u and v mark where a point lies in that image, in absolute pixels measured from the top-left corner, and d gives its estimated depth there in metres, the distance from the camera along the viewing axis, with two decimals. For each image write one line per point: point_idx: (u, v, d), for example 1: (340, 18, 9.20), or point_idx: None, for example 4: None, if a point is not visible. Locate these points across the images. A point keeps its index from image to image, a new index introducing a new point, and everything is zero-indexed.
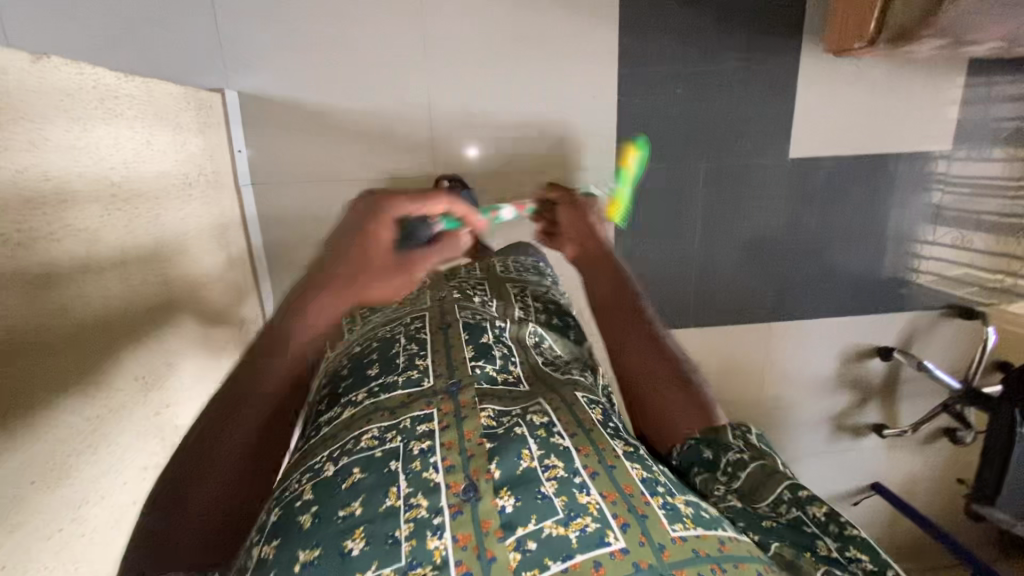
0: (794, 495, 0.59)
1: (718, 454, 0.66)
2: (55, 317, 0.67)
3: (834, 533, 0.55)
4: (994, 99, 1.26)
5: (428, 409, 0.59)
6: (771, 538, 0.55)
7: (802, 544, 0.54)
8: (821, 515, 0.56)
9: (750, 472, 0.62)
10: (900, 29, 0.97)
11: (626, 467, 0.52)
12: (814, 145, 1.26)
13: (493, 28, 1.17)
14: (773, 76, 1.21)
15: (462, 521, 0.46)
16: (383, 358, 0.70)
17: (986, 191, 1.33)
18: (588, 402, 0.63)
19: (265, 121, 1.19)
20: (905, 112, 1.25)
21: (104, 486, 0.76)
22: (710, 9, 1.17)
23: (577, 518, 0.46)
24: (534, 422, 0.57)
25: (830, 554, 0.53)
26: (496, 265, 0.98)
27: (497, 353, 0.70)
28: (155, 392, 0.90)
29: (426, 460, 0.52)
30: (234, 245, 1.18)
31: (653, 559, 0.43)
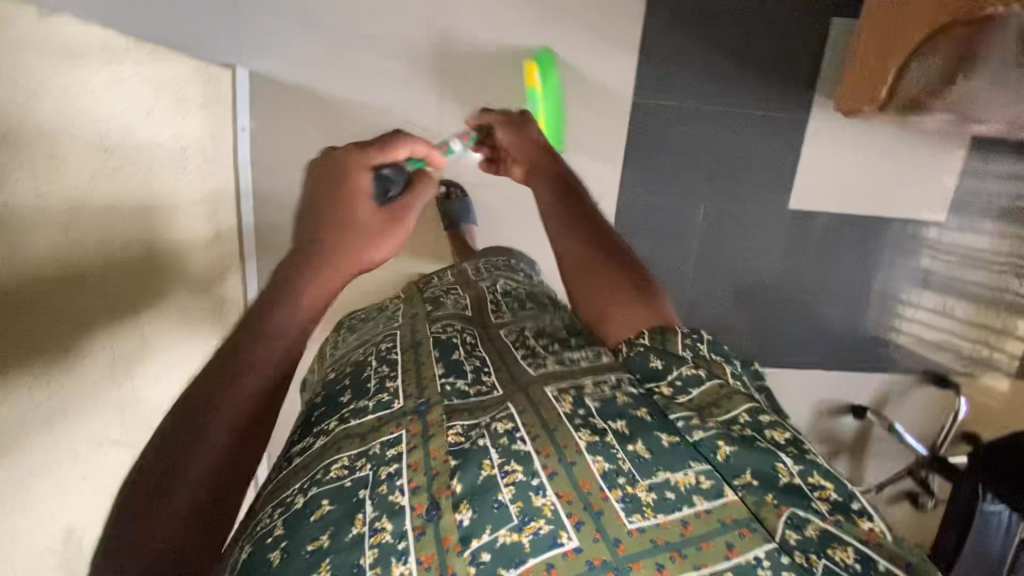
0: (756, 419, 0.52)
1: (667, 363, 0.59)
2: (25, 277, 0.64)
3: (794, 455, 0.49)
4: (991, 176, 1.29)
5: (397, 431, 0.54)
6: (731, 474, 0.48)
7: (768, 479, 0.47)
8: (781, 439, 0.50)
9: (703, 386, 0.56)
10: (910, 99, 1.00)
11: (587, 462, 0.48)
12: (814, 197, 1.27)
13: (513, 42, 1.17)
14: (782, 126, 1.22)
15: (424, 543, 0.44)
16: (354, 383, 0.65)
17: (973, 263, 1.35)
18: (558, 393, 0.57)
19: (271, 102, 1.17)
20: (906, 178, 1.27)
21: (54, 457, 0.73)
22: (729, 53, 1.18)
23: (531, 522, 0.44)
24: (497, 430, 0.52)
25: (793, 481, 0.47)
26: (467, 271, 0.97)
27: (468, 367, 0.64)
28: (129, 364, 0.87)
29: (391, 484, 0.49)
30: (223, 221, 1.16)
31: (609, 555, 0.43)
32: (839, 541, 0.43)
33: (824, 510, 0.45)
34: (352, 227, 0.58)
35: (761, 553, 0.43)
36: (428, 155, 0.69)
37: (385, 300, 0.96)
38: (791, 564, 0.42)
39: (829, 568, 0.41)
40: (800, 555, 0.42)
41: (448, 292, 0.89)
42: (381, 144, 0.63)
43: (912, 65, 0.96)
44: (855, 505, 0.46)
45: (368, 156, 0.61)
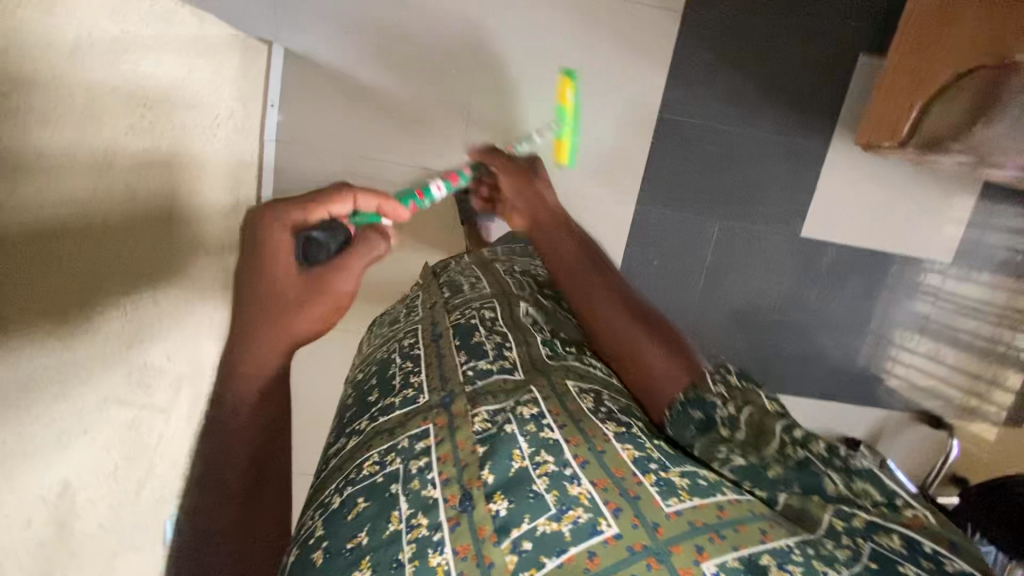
0: (792, 436, 0.61)
1: (706, 410, 0.65)
2: (63, 215, 0.64)
3: (835, 469, 0.56)
4: (999, 224, 1.31)
5: (424, 426, 0.58)
6: (775, 487, 0.55)
7: (810, 486, 0.54)
8: (824, 451, 0.59)
9: (742, 421, 0.63)
10: (930, 137, 1.02)
11: (617, 450, 0.55)
12: (825, 229, 1.29)
13: (547, 48, 1.19)
14: (800, 155, 1.24)
15: (460, 534, 0.47)
16: (380, 381, 0.68)
17: (969, 311, 1.37)
18: (579, 391, 0.64)
19: (303, 82, 1.18)
20: (915, 218, 1.29)
21: (62, 406, 0.71)
22: (755, 79, 1.20)
23: (569, 511, 0.48)
24: (523, 416, 0.58)
25: (838, 492, 0.53)
26: (486, 254, 1.02)
27: (489, 346, 0.71)
28: (136, 319, 0.86)
29: (422, 478, 0.52)
30: (244, 194, 1.16)
31: (649, 539, 0.46)
32: (884, 529, 0.49)
33: (868, 504, 0.52)
34: (277, 295, 0.60)
35: (790, 540, 0.47)
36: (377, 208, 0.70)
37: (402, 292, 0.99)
38: (817, 555, 0.46)
39: (875, 549, 0.47)
40: (847, 539, 0.48)
41: (465, 272, 0.95)
42: (301, 202, 0.62)
43: (930, 108, 1.00)
44: (901, 500, 0.52)
45: (285, 216, 0.61)
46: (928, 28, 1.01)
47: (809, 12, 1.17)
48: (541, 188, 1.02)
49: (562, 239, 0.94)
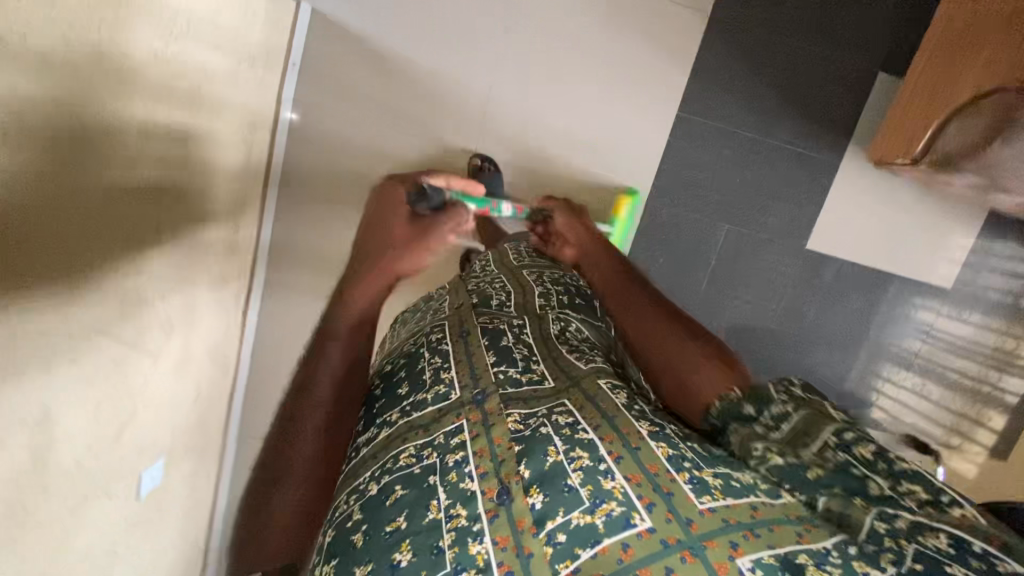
0: (841, 438, 0.48)
1: (759, 406, 0.53)
2: (58, 123, 0.63)
3: (883, 470, 0.45)
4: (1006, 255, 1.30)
5: (457, 422, 0.57)
6: (815, 489, 0.46)
7: (852, 489, 0.45)
8: (869, 454, 0.46)
9: (793, 419, 0.51)
10: (943, 157, 1.04)
11: (652, 447, 0.51)
12: (830, 244, 1.30)
13: (574, 34, 1.19)
14: (812, 167, 1.25)
15: (499, 525, 0.46)
16: (410, 374, 0.67)
17: (957, 349, 1.35)
18: (613, 387, 0.62)
19: (327, 44, 1.18)
20: (919, 243, 1.30)
21: (51, 326, 0.68)
22: (775, 87, 1.22)
23: (603, 504, 0.46)
24: (559, 421, 0.55)
25: (883, 494, 0.44)
26: (509, 257, 1.05)
27: (518, 355, 0.68)
28: (133, 256, 0.83)
29: (459, 471, 0.51)
30: (256, 149, 1.15)
31: (683, 535, 0.43)
32: (931, 529, 0.41)
33: (913, 507, 0.43)
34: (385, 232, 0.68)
35: (829, 544, 0.42)
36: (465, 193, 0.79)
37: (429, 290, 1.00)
38: (860, 553, 0.41)
39: (921, 553, 0.40)
40: (889, 541, 0.41)
41: (492, 281, 0.94)
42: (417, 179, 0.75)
43: (948, 128, 1.01)
44: (947, 499, 0.43)
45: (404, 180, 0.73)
46: (949, 50, 1.04)
47: (832, 26, 1.19)
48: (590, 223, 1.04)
49: (605, 260, 0.93)
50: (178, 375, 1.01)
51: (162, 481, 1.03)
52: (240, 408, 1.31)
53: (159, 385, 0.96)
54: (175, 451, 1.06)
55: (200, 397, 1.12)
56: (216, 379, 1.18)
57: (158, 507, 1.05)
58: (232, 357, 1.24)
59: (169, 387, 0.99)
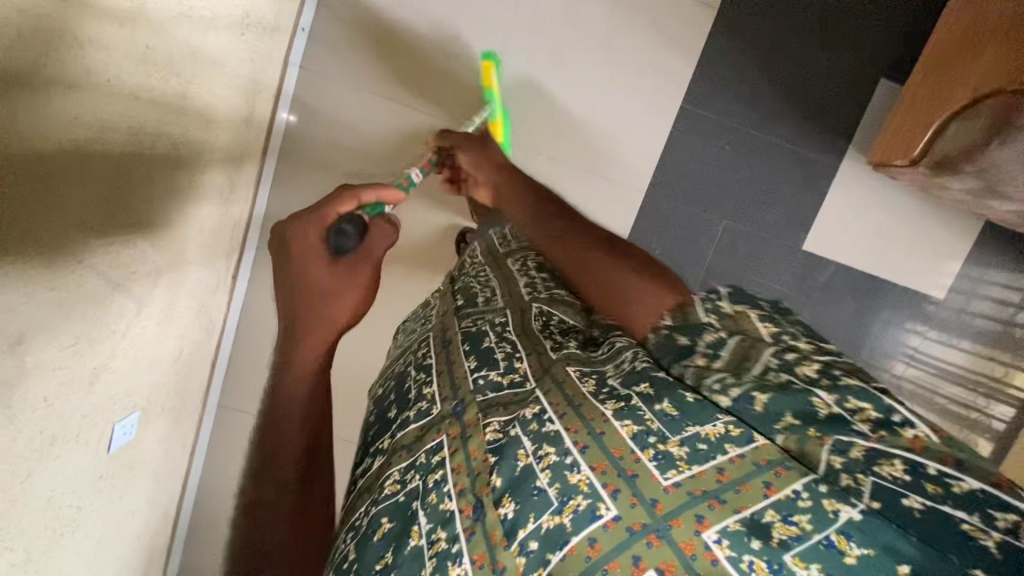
0: (782, 360, 0.47)
1: (693, 337, 0.53)
2: (44, 33, 0.61)
3: (827, 387, 0.43)
4: (1000, 268, 1.31)
5: (438, 438, 0.57)
6: (771, 421, 0.44)
7: (804, 414, 0.43)
8: (813, 373, 0.45)
9: (729, 345, 0.50)
10: (941, 158, 1.05)
11: (615, 428, 0.47)
12: (826, 246, 1.30)
13: (582, 20, 1.20)
14: (811, 167, 1.26)
15: (476, 542, 0.46)
16: (399, 398, 0.68)
17: (947, 376, 1.35)
18: (581, 373, 0.57)
19: (337, 13, 1.19)
20: (913, 250, 1.31)
21: (34, 250, 0.66)
22: (778, 86, 1.23)
23: (569, 501, 0.44)
24: (526, 417, 0.52)
25: (830, 415, 0.42)
26: (495, 244, 1.03)
27: (499, 356, 0.66)
28: (121, 193, 0.81)
29: (438, 492, 0.51)
30: (258, 111, 1.14)
31: (648, 519, 0.41)
32: (885, 455, 0.39)
33: (865, 431, 0.41)
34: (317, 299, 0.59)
35: (799, 486, 0.40)
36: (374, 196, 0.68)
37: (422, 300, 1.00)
38: (829, 491, 0.39)
39: (878, 485, 0.38)
40: (845, 478, 0.40)
41: (480, 275, 0.94)
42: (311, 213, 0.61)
43: (947, 129, 1.02)
44: (898, 418, 0.40)
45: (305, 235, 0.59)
46: (954, 51, 1.05)
47: (839, 28, 1.20)
48: (493, 149, 0.98)
49: (514, 191, 0.88)
50: (161, 328, 0.99)
51: (133, 438, 1.00)
52: (222, 377, 1.28)
53: (140, 335, 0.93)
54: (151, 408, 1.04)
55: (181, 357, 1.10)
56: (199, 343, 1.15)
57: (129, 465, 1.02)
58: (218, 322, 1.21)
59: (150, 339, 0.96)
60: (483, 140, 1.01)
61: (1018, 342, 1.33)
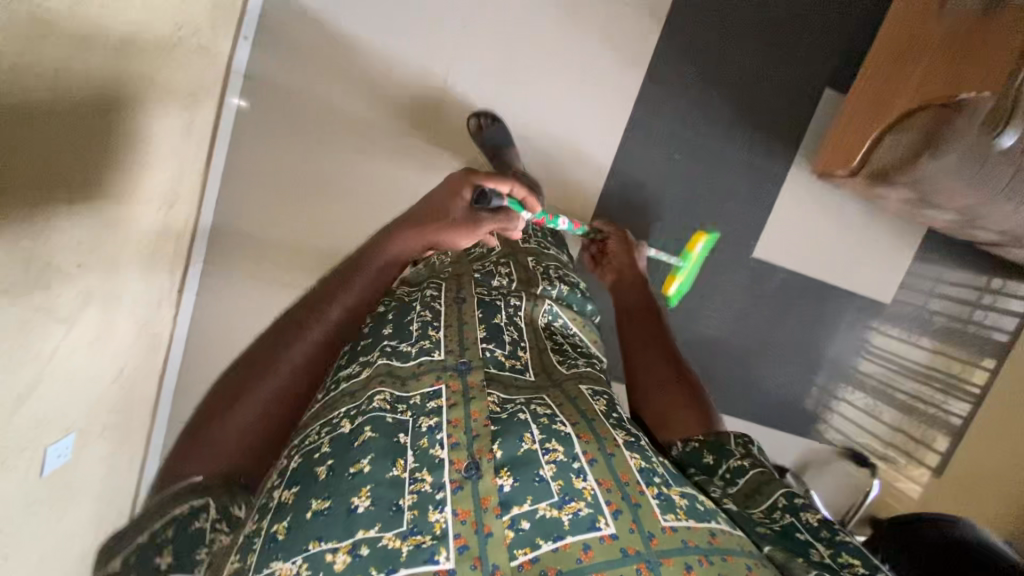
0: (790, 501, 0.58)
1: (718, 458, 0.66)
2: None
3: (824, 538, 0.54)
4: (947, 271, 1.34)
5: (437, 385, 0.59)
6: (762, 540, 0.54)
7: (795, 549, 0.53)
8: (815, 521, 0.56)
9: (748, 475, 0.63)
10: (878, 169, 1.07)
11: (625, 455, 0.54)
12: (778, 253, 1.32)
13: (534, 29, 1.20)
14: (760, 176, 1.28)
15: (462, 497, 0.48)
16: (398, 322, 0.68)
17: (907, 372, 1.39)
18: (592, 394, 0.65)
19: (282, 23, 1.17)
20: (861, 257, 1.34)
21: None
22: (725, 96, 1.24)
23: (571, 502, 0.49)
24: (537, 411, 0.58)
25: (822, 560, 0.51)
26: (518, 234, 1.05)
27: (507, 337, 0.71)
28: (48, 218, 0.79)
29: (431, 437, 0.52)
30: (200, 122, 1.12)
31: (643, 547, 0.46)
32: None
33: None
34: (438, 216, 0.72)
35: None
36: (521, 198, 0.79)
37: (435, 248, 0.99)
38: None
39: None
40: None
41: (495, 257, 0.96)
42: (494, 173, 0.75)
43: (885, 138, 1.04)
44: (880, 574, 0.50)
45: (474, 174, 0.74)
46: (877, 74, 1.09)
47: (785, 37, 1.22)
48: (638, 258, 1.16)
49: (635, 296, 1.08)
50: (97, 348, 0.97)
51: (71, 460, 0.98)
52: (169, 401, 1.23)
53: (71, 356, 0.91)
54: (89, 429, 1.01)
55: (123, 375, 1.07)
56: (143, 359, 1.13)
57: (66, 488, 0.99)
58: (164, 337, 1.18)
59: (84, 359, 0.94)
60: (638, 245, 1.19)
61: (976, 341, 1.37)
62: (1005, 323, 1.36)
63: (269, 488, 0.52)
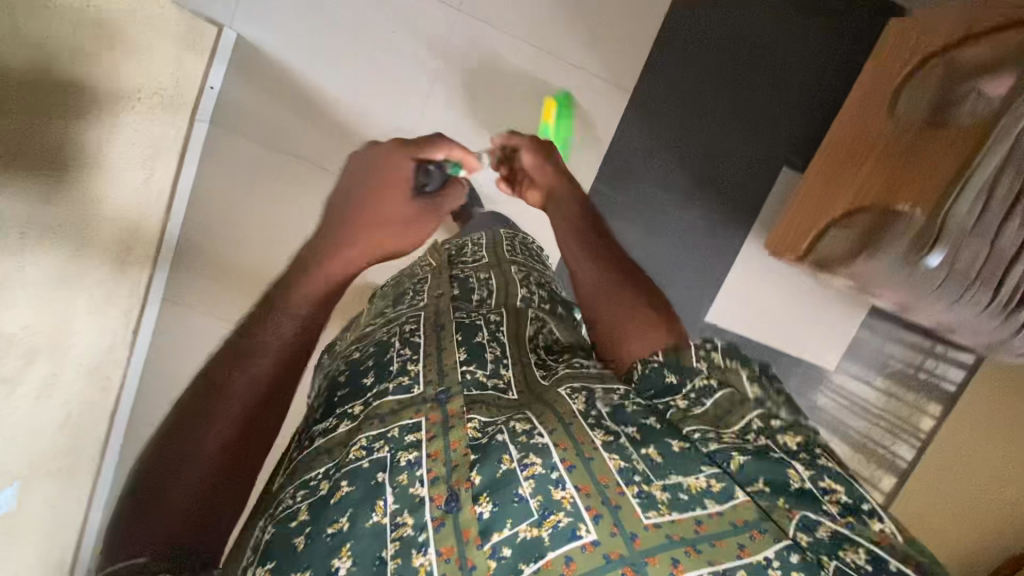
0: (766, 425, 0.55)
1: (681, 377, 0.60)
2: None
3: (804, 461, 0.51)
4: (894, 337, 1.40)
5: (417, 418, 0.54)
6: (745, 481, 0.50)
7: (779, 484, 0.49)
8: (794, 445, 0.53)
9: (717, 395, 0.58)
10: (821, 261, 1.16)
11: (604, 457, 0.50)
12: (732, 321, 1.36)
13: (500, 97, 1.23)
14: (717, 247, 1.32)
15: (444, 535, 0.45)
16: (377, 365, 0.63)
17: (861, 411, 1.41)
18: (573, 394, 0.59)
19: (249, 72, 1.17)
20: (808, 328, 1.39)
21: None
22: (685, 170, 1.28)
23: (550, 515, 0.46)
24: (517, 427, 0.53)
25: (801, 488, 0.49)
26: (502, 247, 1.03)
27: (489, 355, 0.66)
28: None
29: (410, 473, 0.49)
30: (159, 169, 1.11)
31: (626, 550, 0.44)
32: (850, 543, 0.45)
33: (834, 513, 0.48)
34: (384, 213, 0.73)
35: (771, 554, 0.45)
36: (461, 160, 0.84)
37: (414, 265, 0.99)
38: (800, 562, 0.45)
39: (839, 570, 0.44)
40: (812, 554, 0.46)
41: (478, 269, 0.93)
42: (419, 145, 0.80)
43: (832, 230, 1.11)
44: (866, 506, 0.48)
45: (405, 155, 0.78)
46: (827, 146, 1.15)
47: (743, 119, 1.26)
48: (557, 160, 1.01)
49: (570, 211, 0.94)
50: (41, 400, 0.94)
51: (14, 508, 0.91)
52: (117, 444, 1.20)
53: (14, 413, 0.88)
54: (34, 477, 0.96)
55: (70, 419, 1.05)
56: (92, 401, 1.10)
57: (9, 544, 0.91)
58: (117, 378, 1.16)
59: (28, 413, 0.91)
60: (549, 145, 1.03)
61: (926, 385, 1.38)
62: (954, 374, 1.36)
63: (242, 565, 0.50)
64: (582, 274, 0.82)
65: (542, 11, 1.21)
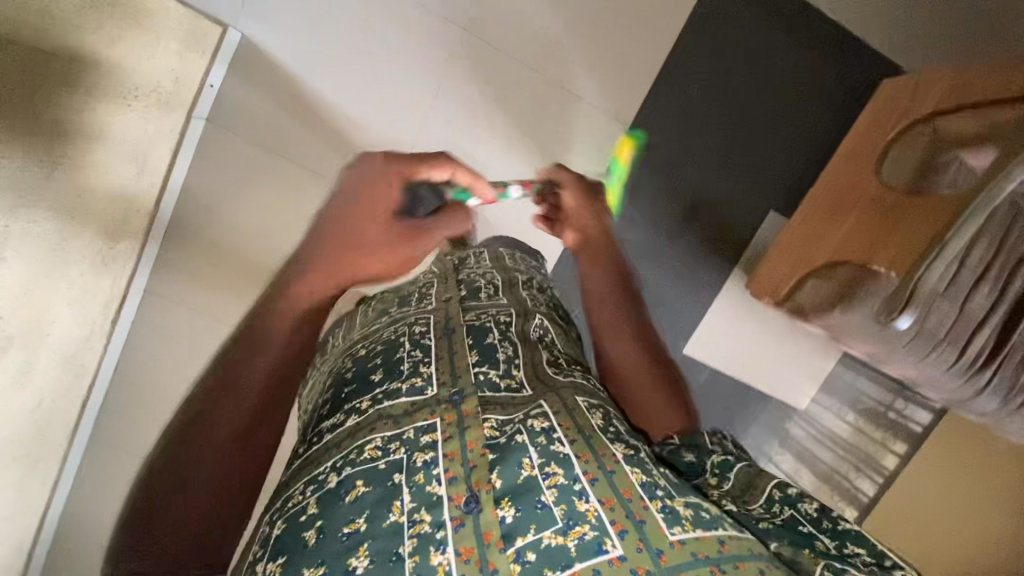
0: (785, 495, 0.59)
1: (699, 457, 0.66)
2: None
3: (827, 528, 0.54)
4: (863, 375, 1.44)
5: (431, 419, 0.57)
6: (769, 538, 0.52)
7: (801, 542, 0.52)
8: (814, 511, 0.56)
9: (735, 474, 0.63)
10: (796, 308, 1.19)
11: (625, 471, 0.53)
12: (711, 356, 1.38)
13: (499, 119, 1.25)
14: (701, 283, 1.34)
15: (465, 535, 0.47)
16: (387, 362, 0.66)
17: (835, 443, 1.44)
18: (588, 407, 0.63)
19: (251, 72, 1.17)
20: (777, 367, 1.44)
21: None
22: (676, 206, 1.30)
23: (575, 526, 0.47)
24: (534, 428, 0.56)
25: (828, 550, 0.51)
26: (505, 258, 1.01)
27: (501, 356, 0.69)
28: None
29: (427, 473, 0.51)
30: (151, 163, 1.10)
31: (651, 565, 0.45)
32: None
33: (858, 565, 0.50)
34: (360, 245, 0.64)
35: None
36: (467, 185, 0.68)
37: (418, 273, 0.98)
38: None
39: None
40: None
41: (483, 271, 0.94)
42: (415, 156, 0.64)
43: (805, 286, 1.15)
44: (888, 562, 0.51)
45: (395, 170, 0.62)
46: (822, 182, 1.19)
47: (733, 162, 1.30)
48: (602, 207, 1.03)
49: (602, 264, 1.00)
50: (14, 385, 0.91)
51: None
52: (84, 444, 1.11)
53: None
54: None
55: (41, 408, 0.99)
56: (66, 391, 1.05)
57: None
58: (93, 363, 1.10)
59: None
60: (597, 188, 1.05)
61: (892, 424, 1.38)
62: (921, 417, 1.33)
63: (253, 562, 0.51)
64: (600, 310, 0.94)
65: (546, 39, 1.23)
